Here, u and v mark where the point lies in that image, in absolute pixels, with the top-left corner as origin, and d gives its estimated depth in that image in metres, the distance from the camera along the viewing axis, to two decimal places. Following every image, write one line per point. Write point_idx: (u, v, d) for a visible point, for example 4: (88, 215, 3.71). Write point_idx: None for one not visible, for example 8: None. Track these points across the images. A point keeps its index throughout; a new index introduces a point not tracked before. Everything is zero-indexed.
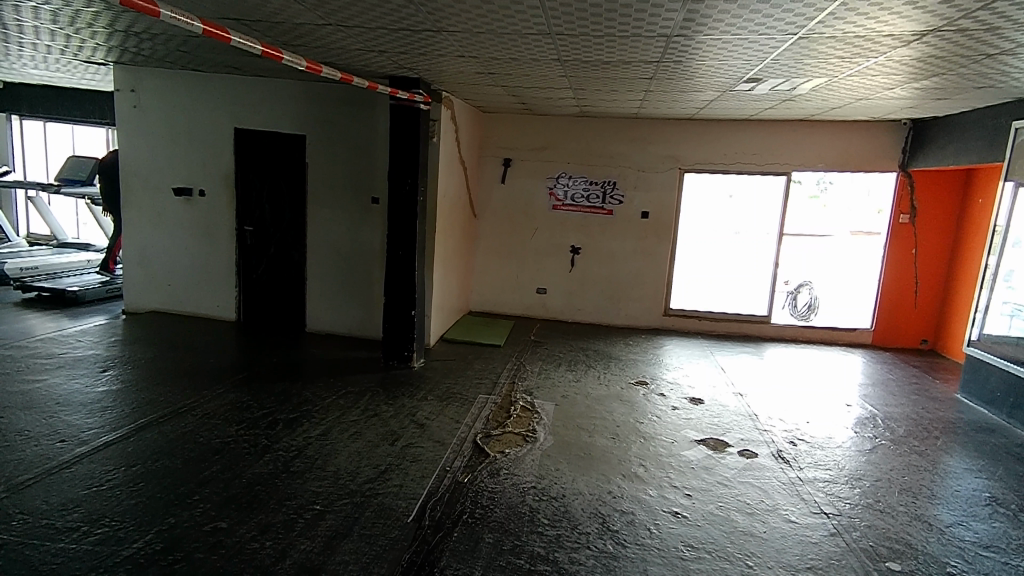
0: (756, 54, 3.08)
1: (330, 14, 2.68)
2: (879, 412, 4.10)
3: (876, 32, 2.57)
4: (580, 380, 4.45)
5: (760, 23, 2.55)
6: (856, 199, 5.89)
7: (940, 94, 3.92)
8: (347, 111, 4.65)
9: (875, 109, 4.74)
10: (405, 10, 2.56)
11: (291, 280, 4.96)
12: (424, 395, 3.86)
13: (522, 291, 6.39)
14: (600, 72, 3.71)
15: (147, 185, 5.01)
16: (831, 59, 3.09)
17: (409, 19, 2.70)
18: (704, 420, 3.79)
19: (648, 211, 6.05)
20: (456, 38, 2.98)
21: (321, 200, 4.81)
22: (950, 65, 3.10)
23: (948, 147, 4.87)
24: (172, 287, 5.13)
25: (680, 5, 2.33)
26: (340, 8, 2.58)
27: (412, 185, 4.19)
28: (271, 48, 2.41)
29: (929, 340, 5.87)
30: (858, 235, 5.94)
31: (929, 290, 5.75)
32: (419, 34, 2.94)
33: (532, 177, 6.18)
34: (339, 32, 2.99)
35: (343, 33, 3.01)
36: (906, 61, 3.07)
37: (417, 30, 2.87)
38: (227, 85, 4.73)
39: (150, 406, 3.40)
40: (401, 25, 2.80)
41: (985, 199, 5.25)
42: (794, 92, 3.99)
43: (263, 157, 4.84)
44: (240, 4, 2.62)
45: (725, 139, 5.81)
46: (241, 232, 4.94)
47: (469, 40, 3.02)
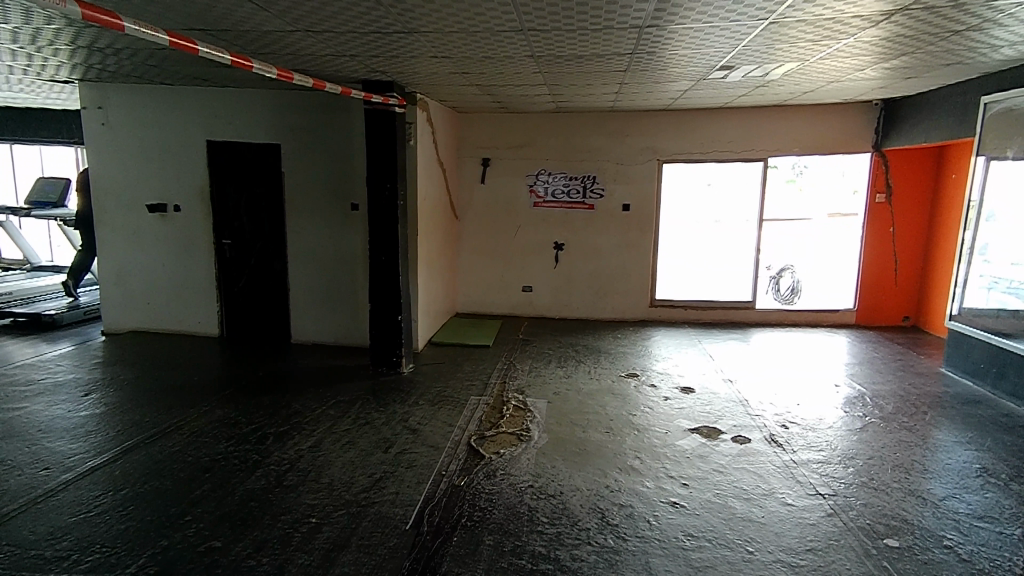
0: (726, 42, 3.10)
1: (301, 20, 2.64)
2: (867, 391, 4.14)
3: (845, 14, 2.59)
4: (571, 376, 4.45)
5: (729, 10, 2.56)
6: (832, 181, 5.97)
7: (910, 72, 3.96)
8: (321, 118, 4.60)
9: (848, 91, 4.79)
10: (375, 13, 2.53)
11: (273, 292, 4.90)
12: (415, 400, 3.83)
13: (507, 290, 6.37)
14: (575, 67, 3.72)
15: (120, 203, 4.90)
16: (802, 43, 3.12)
17: (381, 22, 2.67)
18: (697, 408, 3.81)
19: (630, 204, 6.07)
20: (429, 39, 2.96)
21: (299, 209, 4.75)
22: (916, 43, 3.14)
23: (920, 126, 4.94)
24: (152, 305, 5.03)
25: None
26: (308, 13, 2.54)
27: (391, 189, 4.15)
28: (241, 57, 2.37)
29: (911, 317, 5.95)
30: (836, 217, 6.02)
31: (908, 267, 5.84)
32: (392, 36, 2.91)
33: (511, 175, 6.16)
34: (311, 39, 2.95)
35: (314, 40, 2.97)
36: (874, 42, 3.11)
37: (389, 33, 2.85)
38: (197, 97, 4.65)
39: (136, 428, 3.33)
40: (374, 28, 2.77)
41: (959, 175, 5.33)
42: (767, 78, 4.02)
43: (238, 168, 4.77)
44: (206, 14, 2.56)
45: (703, 128, 5.85)
46: (219, 246, 4.87)
47: (441, 40, 3.00)
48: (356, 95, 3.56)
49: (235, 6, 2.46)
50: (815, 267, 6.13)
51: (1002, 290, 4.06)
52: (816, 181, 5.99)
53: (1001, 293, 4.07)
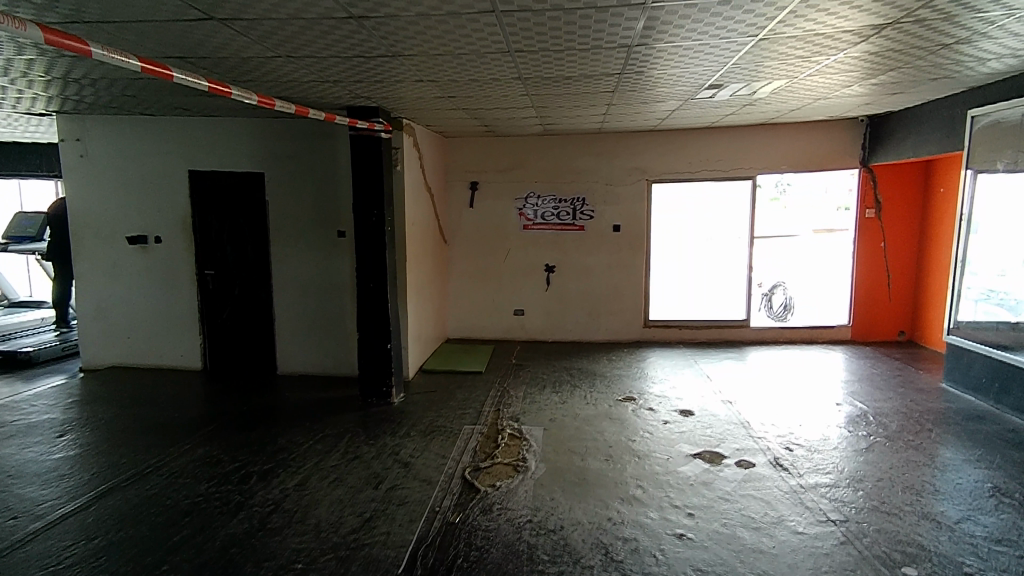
0: (713, 60, 3.07)
1: (281, 45, 2.58)
2: (869, 409, 4.06)
3: (835, 28, 2.57)
4: (567, 401, 4.33)
5: (718, 27, 2.53)
6: (814, 198, 5.93)
7: (897, 88, 3.97)
8: (306, 144, 4.53)
9: (834, 108, 4.80)
10: (357, 37, 2.47)
11: (258, 323, 4.76)
12: (407, 432, 3.69)
13: (499, 313, 6.27)
14: (562, 89, 3.68)
15: (98, 235, 4.76)
16: (790, 60, 3.10)
17: (364, 46, 2.61)
18: (697, 432, 3.70)
19: (620, 224, 6.02)
20: (414, 63, 2.91)
21: (285, 238, 4.64)
22: (903, 58, 3.13)
23: (906, 142, 4.95)
24: (132, 340, 4.86)
25: (640, 11, 2.28)
26: (289, 38, 2.47)
27: (379, 215, 4.07)
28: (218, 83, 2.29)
29: (906, 331, 5.90)
30: (821, 233, 5.98)
31: (901, 281, 5.81)
32: (375, 61, 2.85)
33: (500, 199, 6.11)
34: (293, 65, 2.88)
35: (296, 66, 2.91)
36: (860, 58, 3.10)
37: (372, 57, 2.79)
38: (179, 127, 4.56)
39: (112, 470, 3.16)
40: (356, 53, 2.71)
41: (947, 189, 5.33)
42: (755, 96, 4.01)
43: (221, 197, 4.66)
44: (181, 40, 2.49)
45: (690, 147, 5.85)
46: (202, 277, 4.73)
47: (427, 64, 2.94)
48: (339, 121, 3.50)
49: (212, 32, 2.39)
50: (809, 284, 6.05)
51: (993, 303, 4.06)
52: (797, 199, 5.93)
53: (989, 305, 4.10)
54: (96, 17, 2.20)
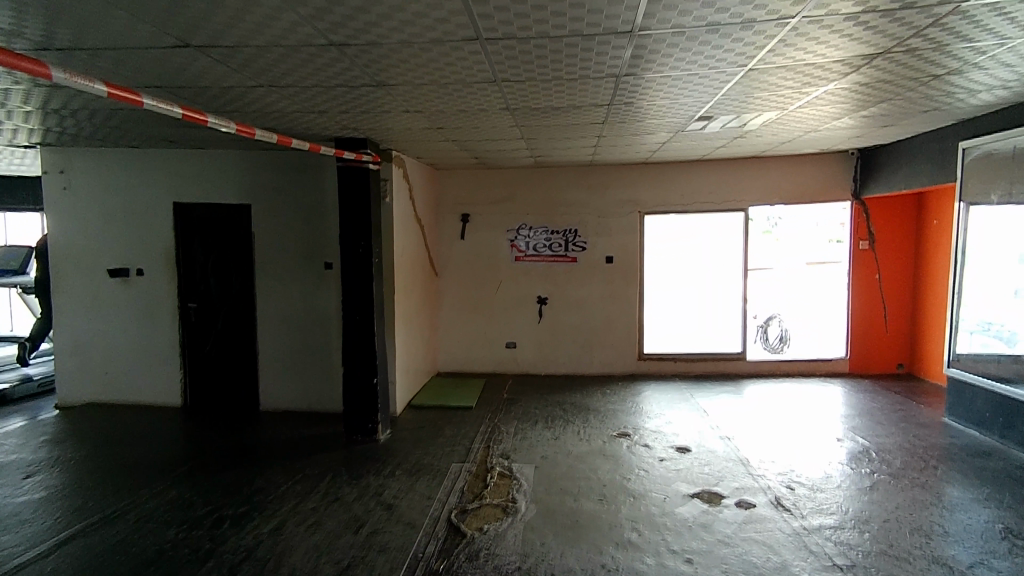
0: (702, 91, 3.05)
1: (262, 74, 2.52)
2: (871, 444, 3.93)
3: (825, 58, 2.54)
4: (559, 438, 4.18)
5: (707, 57, 2.49)
6: (807, 233, 5.91)
7: (887, 121, 3.96)
8: (294, 176, 4.48)
9: (824, 141, 4.80)
10: (339, 65, 2.42)
11: (241, 357, 4.63)
12: (391, 471, 3.53)
13: (490, 346, 6.15)
14: (551, 120, 3.65)
15: (79, 268, 4.65)
16: (779, 91, 3.08)
17: (347, 75, 2.56)
18: (695, 470, 3.56)
19: (613, 255, 5.97)
20: (399, 92, 2.86)
21: (270, 270, 4.55)
22: (892, 89, 3.11)
23: (898, 174, 4.94)
24: (110, 375, 4.71)
25: (627, 40, 2.24)
26: (269, 66, 2.42)
27: (366, 247, 3.98)
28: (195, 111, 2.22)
29: (905, 364, 5.80)
30: (814, 266, 5.95)
31: (898, 313, 5.74)
32: (360, 90, 2.80)
33: (492, 231, 6.05)
34: (275, 95, 2.83)
35: (279, 96, 2.86)
36: (850, 89, 3.09)
37: (357, 87, 2.74)
38: (165, 159, 4.51)
39: (77, 515, 2.98)
40: (340, 82, 2.67)
41: (940, 221, 5.31)
42: (745, 128, 3.99)
43: (206, 229, 4.58)
44: (159, 68, 2.43)
45: (682, 180, 5.84)
46: (184, 310, 4.61)
47: (412, 94, 2.90)
48: (325, 152, 3.44)
49: (190, 60, 2.33)
50: (806, 317, 5.95)
51: (989, 333, 4.02)
52: (790, 232, 5.93)
53: (984, 336, 4.06)
54: (68, 44, 2.14)
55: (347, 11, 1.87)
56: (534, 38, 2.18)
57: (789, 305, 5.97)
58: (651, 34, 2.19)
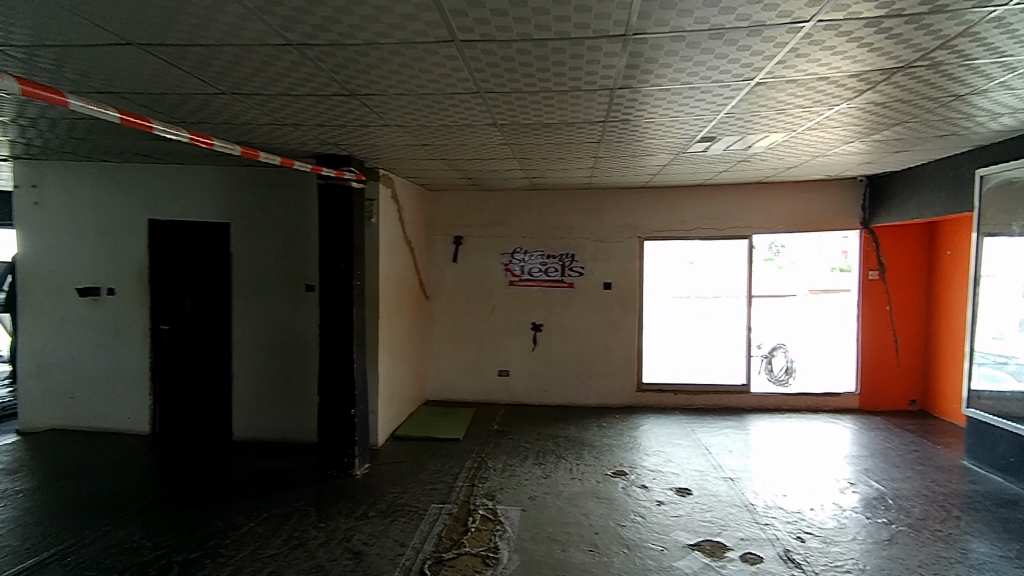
0: (705, 108, 2.84)
1: (223, 80, 2.33)
2: (887, 490, 3.63)
3: (839, 72, 2.34)
4: (550, 476, 3.88)
5: (709, 69, 2.30)
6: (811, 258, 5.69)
7: (900, 145, 3.75)
8: (276, 194, 4.29)
9: (832, 166, 4.59)
10: (303, 69, 2.22)
11: (215, 383, 4.38)
12: (364, 512, 3.24)
13: (482, 375, 5.88)
14: (544, 138, 3.45)
15: (47, 287, 4.42)
16: (787, 110, 2.87)
17: (315, 82, 2.36)
18: (696, 516, 3.26)
19: (611, 282, 5.73)
20: (375, 103, 2.66)
21: (248, 292, 4.33)
22: (908, 110, 2.90)
23: (909, 202, 4.72)
24: (76, 401, 4.45)
25: (621, 47, 2.04)
26: (227, 70, 2.22)
27: (346, 268, 3.75)
28: (139, 118, 1.95)
29: (918, 401, 5.49)
30: (817, 293, 5.72)
31: (909, 347, 5.46)
32: (331, 100, 2.60)
33: (485, 254, 5.83)
34: (242, 106, 2.63)
35: (245, 106, 2.66)
36: (863, 109, 2.88)
37: (327, 96, 2.54)
38: (141, 175, 4.32)
39: (9, 560, 2.69)
40: (309, 90, 2.47)
41: (954, 251, 5.07)
42: (750, 151, 3.77)
43: (182, 247, 4.37)
44: (108, 73, 2.23)
45: (682, 204, 5.63)
46: (156, 333, 4.38)
47: (390, 106, 2.69)
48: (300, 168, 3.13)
49: (141, 63, 2.14)
50: (813, 348, 5.70)
51: (989, 364, 3.93)
52: (795, 258, 5.69)
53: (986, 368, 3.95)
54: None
55: (300, 4, 1.66)
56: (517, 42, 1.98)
57: (794, 334, 5.74)
58: (646, 41, 1.99)
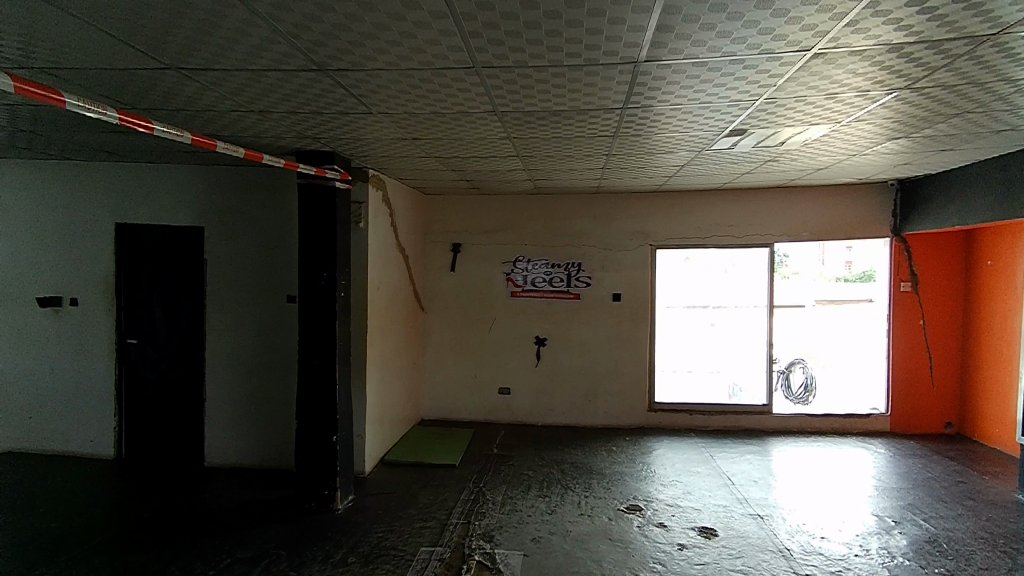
0: (734, 108, 2.40)
1: (171, 66, 1.93)
2: (938, 531, 3.21)
3: (911, 60, 1.92)
4: (556, 512, 3.46)
5: (747, 63, 1.85)
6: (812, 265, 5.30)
7: (949, 144, 3.35)
8: (255, 195, 3.92)
9: (865, 168, 4.19)
10: (269, 60, 1.82)
11: (186, 402, 3.98)
12: (342, 559, 2.82)
13: (481, 393, 5.47)
14: (551, 142, 3.05)
15: (5, 297, 4.04)
16: (833, 107, 2.45)
17: (288, 76, 1.96)
18: (724, 565, 2.84)
19: (621, 292, 5.33)
20: (362, 102, 2.26)
21: (224, 303, 3.94)
22: (971, 105, 2.50)
23: (949, 207, 4.32)
24: (34, 421, 4.05)
25: (647, 31, 1.63)
26: (175, 54, 1.83)
27: (329, 278, 3.36)
28: (45, 87, 1.58)
29: (954, 423, 5.06)
30: (823, 304, 5.38)
31: (945, 365, 5.05)
32: (310, 98, 2.21)
33: (485, 263, 5.44)
34: (201, 96, 2.24)
35: (205, 99, 2.27)
36: (922, 105, 2.47)
37: (304, 92, 2.14)
38: (106, 174, 3.94)
39: None
40: (280, 85, 2.07)
41: (996, 262, 4.66)
42: (780, 149, 3.37)
43: (151, 253, 3.97)
44: (26, 50, 1.85)
45: (697, 209, 5.23)
46: (123, 346, 3.99)
47: (379, 105, 2.30)
48: (268, 161, 2.69)
49: (61, 38, 1.75)
50: (827, 362, 5.36)
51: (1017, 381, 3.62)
52: (797, 265, 5.29)
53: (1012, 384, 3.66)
54: None
55: None
56: (520, 21, 1.56)
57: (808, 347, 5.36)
58: (675, 21, 1.56)
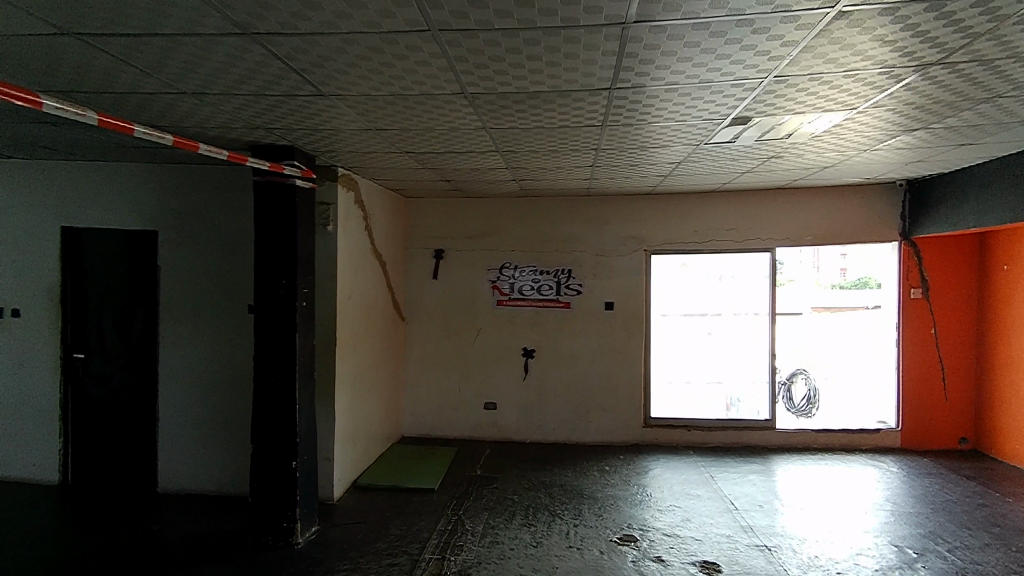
0: (738, 90, 2.08)
1: (68, 31, 1.61)
2: (964, 566, 2.88)
3: (948, 27, 1.61)
4: (541, 544, 3.12)
5: (757, 24, 1.54)
6: (808, 272, 5.26)
7: (969, 138, 3.06)
8: (214, 196, 3.60)
9: (874, 166, 3.90)
10: (178, 20, 1.50)
11: (139, 423, 3.63)
12: None
13: (466, 408, 5.13)
14: (532, 134, 2.73)
15: None
16: (851, 90, 2.14)
17: (208, 43, 1.65)
18: None
19: (613, 301, 5.01)
20: (307, 81, 1.94)
21: (180, 315, 3.61)
22: (1004, 88, 2.21)
23: (963, 208, 4.03)
24: None
25: None
26: (67, 14, 1.51)
27: (288, 286, 3.03)
28: None
29: (970, 438, 4.75)
30: (821, 311, 5.29)
31: (959, 376, 4.74)
32: (245, 75, 1.89)
33: (470, 270, 5.12)
34: (119, 74, 1.92)
35: (125, 77, 1.95)
36: (952, 87, 2.17)
37: (235, 67, 1.83)
38: (53, 174, 3.61)
39: None
40: (204, 57, 1.76)
41: (1012, 266, 4.36)
42: (786, 143, 3.07)
43: (101, 260, 3.64)
44: None
45: (693, 212, 4.94)
46: (69, 362, 3.65)
47: (328, 85, 1.99)
48: (206, 152, 2.19)
49: None
50: (830, 370, 5.20)
51: None
52: (794, 272, 5.21)
53: None
54: None
55: None
56: None
57: (809, 356, 5.25)
58: None
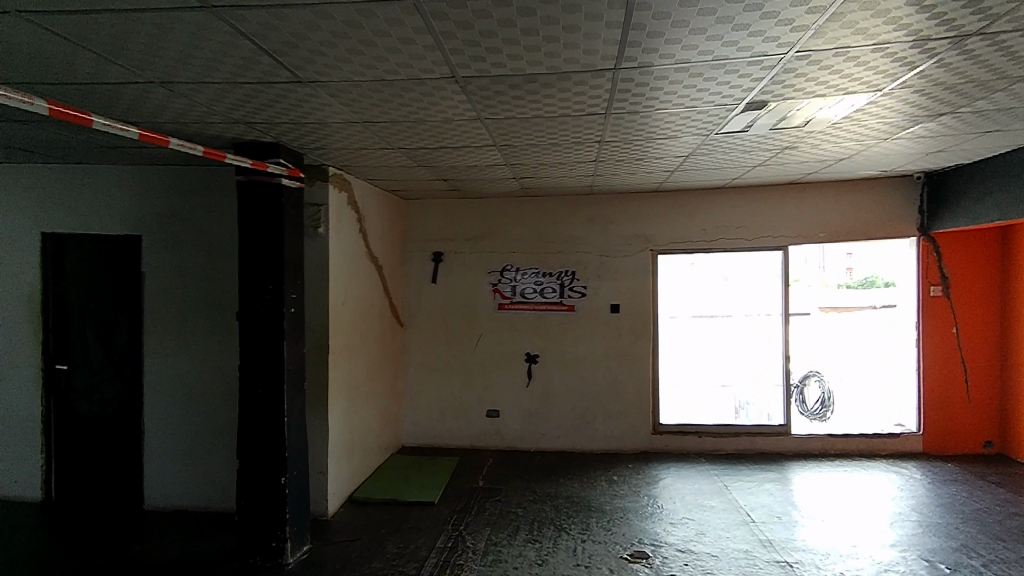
0: (755, 68, 1.90)
1: (10, 9, 1.44)
2: None
3: None
4: (547, 562, 2.93)
5: None
6: (813, 271, 5.18)
7: (997, 124, 2.87)
8: (200, 198, 3.44)
9: (892, 157, 3.70)
10: None
11: (124, 436, 3.47)
12: None
13: (467, 416, 4.94)
14: (530, 125, 2.56)
15: None
16: (878, 67, 1.95)
17: (167, 19, 1.48)
18: None
19: (619, 304, 4.83)
20: (282, 65, 1.78)
21: (166, 323, 3.45)
22: None
23: (986, 201, 3.83)
24: None
25: None
26: None
27: (274, 292, 2.86)
28: None
29: (994, 442, 4.53)
30: (828, 310, 5.18)
31: (982, 377, 4.53)
32: (214, 59, 1.72)
33: (470, 273, 4.95)
34: (78, 60, 1.76)
35: (85, 64, 1.79)
36: (988, 63, 1.98)
37: (200, 49, 1.66)
38: (33, 177, 3.46)
39: None
40: (165, 37, 1.59)
41: None
42: (801, 133, 2.89)
43: (84, 267, 3.49)
44: None
45: (701, 209, 4.76)
46: (50, 374, 3.48)
47: (306, 70, 1.82)
48: (178, 147, 2.00)
49: None
50: (844, 372, 4.98)
51: None
52: (801, 271, 5.02)
53: None
54: None
55: None
56: None
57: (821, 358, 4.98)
58: None
